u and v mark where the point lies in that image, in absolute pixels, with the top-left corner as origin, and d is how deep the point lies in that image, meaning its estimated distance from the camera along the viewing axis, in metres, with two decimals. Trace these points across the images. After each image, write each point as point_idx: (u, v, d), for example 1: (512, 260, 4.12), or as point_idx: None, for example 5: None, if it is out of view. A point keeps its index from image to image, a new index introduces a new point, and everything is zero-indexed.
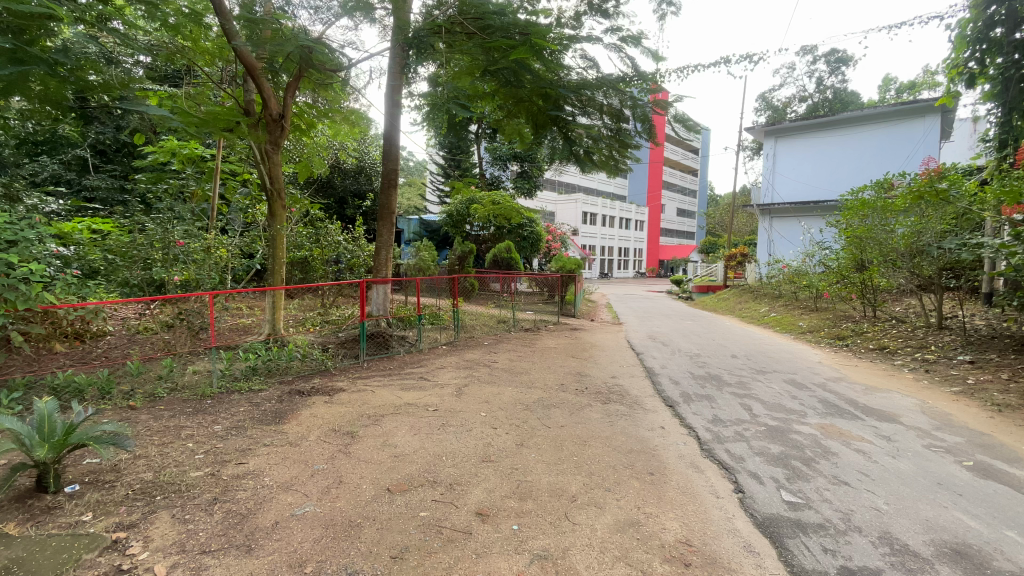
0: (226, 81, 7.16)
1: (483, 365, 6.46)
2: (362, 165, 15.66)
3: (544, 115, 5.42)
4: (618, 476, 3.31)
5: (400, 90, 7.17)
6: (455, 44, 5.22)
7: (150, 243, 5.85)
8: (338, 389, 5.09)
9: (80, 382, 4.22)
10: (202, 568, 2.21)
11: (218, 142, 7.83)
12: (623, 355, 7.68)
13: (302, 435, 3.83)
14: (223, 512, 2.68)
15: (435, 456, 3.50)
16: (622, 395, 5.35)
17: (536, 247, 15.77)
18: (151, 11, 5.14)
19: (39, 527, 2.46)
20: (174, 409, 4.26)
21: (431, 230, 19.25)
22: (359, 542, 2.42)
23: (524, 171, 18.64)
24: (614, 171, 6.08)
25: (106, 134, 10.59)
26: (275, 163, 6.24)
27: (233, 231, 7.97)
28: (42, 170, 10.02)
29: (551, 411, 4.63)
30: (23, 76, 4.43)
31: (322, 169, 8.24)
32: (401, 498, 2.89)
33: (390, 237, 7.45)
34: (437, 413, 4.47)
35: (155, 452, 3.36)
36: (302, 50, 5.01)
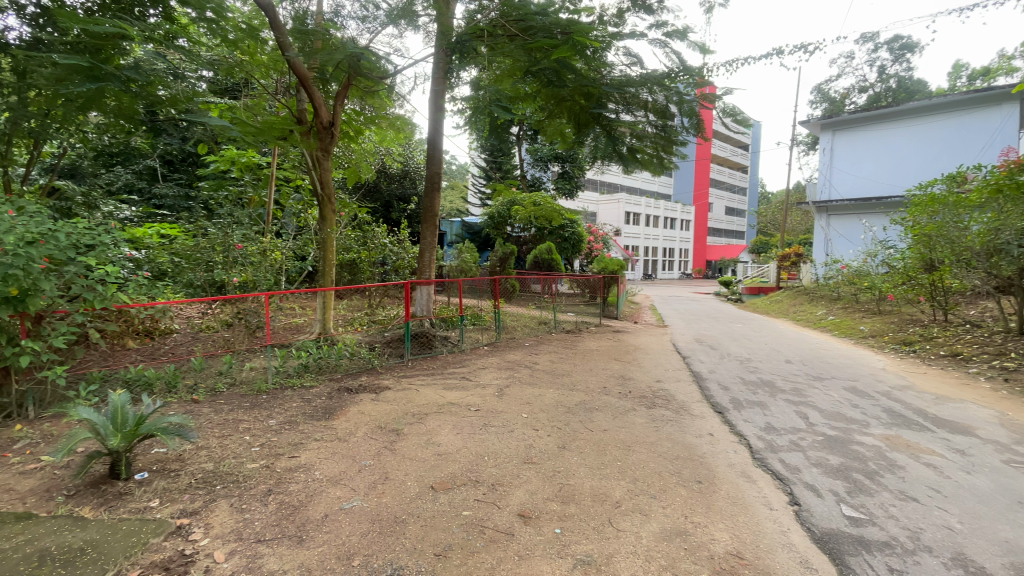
0: (280, 93, 7.49)
1: (525, 366, 6.46)
2: (407, 168, 16.12)
3: (587, 114, 5.34)
4: (664, 483, 3.22)
5: (444, 95, 7.27)
6: (497, 46, 5.25)
7: (213, 247, 6.31)
8: (384, 387, 5.23)
9: (150, 376, 4.53)
10: (257, 556, 2.31)
11: (274, 151, 8.20)
12: (668, 358, 7.48)
13: (350, 431, 3.94)
14: (277, 503, 2.80)
15: (478, 456, 3.52)
16: (667, 400, 5.22)
17: (577, 247, 15.66)
18: (213, 27, 5.49)
19: (112, 511, 2.65)
20: (233, 403, 4.50)
21: (474, 232, 19.44)
22: (404, 539, 2.46)
23: (565, 172, 18.66)
24: (658, 170, 5.81)
25: (172, 145, 11.33)
26: (326, 169, 6.46)
27: (287, 234, 8.38)
28: (117, 179, 10.85)
29: (593, 414, 4.57)
30: (100, 92, 4.84)
31: (370, 173, 8.41)
32: (444, 496, 2.92)
33: (434, 239, 7.56)
34: (479, 413, 4.50)
35: (215, 443, 3.56)
36: (351, 57, 5.21)
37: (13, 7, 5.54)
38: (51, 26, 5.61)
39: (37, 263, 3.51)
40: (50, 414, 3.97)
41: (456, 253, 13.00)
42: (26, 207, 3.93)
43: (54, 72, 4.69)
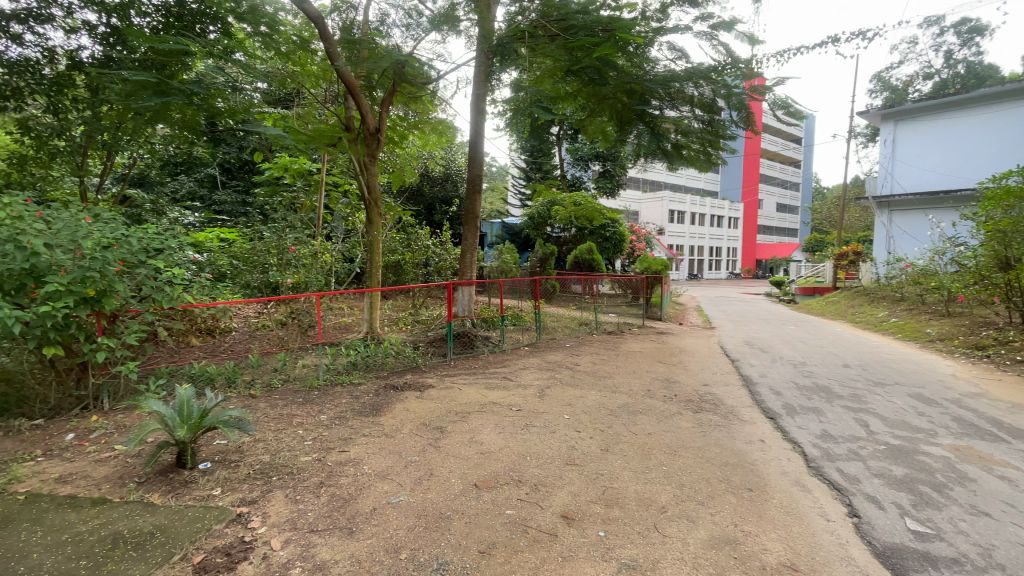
0: (329, 101, 7.77)
1: (567, 367, 6.44)
2: (449, 172, 16.43)
3: (629, 111, 5.28)
4: (713, 489, 3.13)
5: (485, 98, 7.34)
6: (537, 47, 5.18)
7: (268, 250, 6.62)
8: (428, 385, 5.35)
9: (212, 372, 4.85)
10: (311, 545, 2.42)
11: (324, 158, 8.52)
12: (715, 361, 7.26)
13: (396, 428, 4.06)
14: (328, 495, 2.92)
15: (521, 456, 3.53)
16: (715, 404, 5.06)
17: (619, 247, 15.43)
18: (267, 41, 5.81)
19: (179, 498, 2.83)
20: (287, 398, 4.73)
21: (514, 233, 19.48)
22: (449, 535, 2.51)
23: (606, 171, 18.47)
24: (705, 167, 5.76)
25: (230, 154, 11.95)
26: (372, 174, 6.65)
27: (336, 238, 8.68)
28: (181, 188, 11.52)
29: (637, 417, 4.50)
30: (166, 106, 5.17)
31: (414, 177, 8.49)
32: (488, 494, 2.95)
33: (475, 240, 7.66)
34: (520, 413, 4.52)
35: (272, 436, 3.75)
36: (396, 64, 5.36)
37: (86, 28, 6.05)
38: (119, 43, 6.11)
39: (111, 266, 3.80)
40: (123, 406, 4.29)
41: (496, 254, 13.11)
42: (103, 214, 4.25)
43: (128, 88, 5.07)
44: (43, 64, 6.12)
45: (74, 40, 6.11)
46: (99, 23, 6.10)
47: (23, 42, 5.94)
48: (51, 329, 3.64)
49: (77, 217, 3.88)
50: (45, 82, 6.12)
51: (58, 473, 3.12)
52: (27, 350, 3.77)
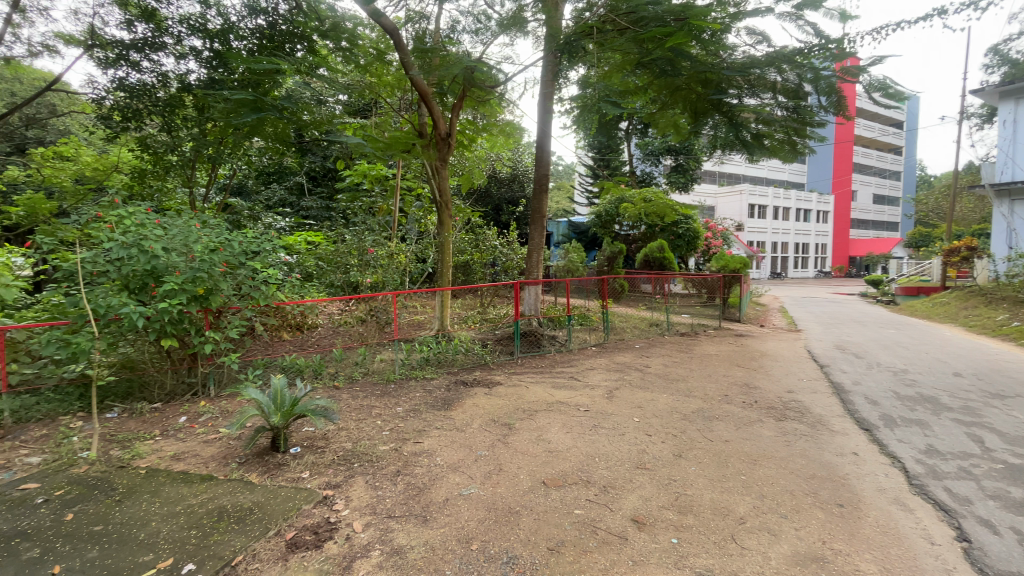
0: (403, 109, 8.09)
1: (636, 369, 6.29)
2: (516, 172, 16.71)
3: (704, 101, 5.06)
4: (797, 502, 2.93)
5: (553, 97, 7.32)
6: (606, 42, 5.16)
7: (350, 251, 7.20)
8: (496, 382, 5.46)
9: (301, 364, 5.27)
10: (389, 530, 2.56)
11: (398, 163, 8.93)
12: (801, 366, 6.76)
13: (466, 422, 4.18)
14: (404, 483, 3.07)
15: (590, 456, 3.51)
16: (800, 412, 4.72)
17: (693, 245, 14.79)
18: (349, 56, 6.28)
19: (273, 478, 3.11)
20: (367, 390, 5.04)
21: (580, 232, 19.25)
22: (519, 529, 2.55)
23: (679, 165, 17.76)
24: (789, 158, 5.32)
25: (315, 163, 12.88)
26: (444, 177, 6.89)
27: (410, 238, 9.07)
28: (274, 196, 12.57)
29: (713, 423, 4.30)
30: (262, 121, 5.68)
31: (482, 179, 8.75)
32: (556, 493, 2.96)
33: (542, 239, 7.68)
34: (588, 413, 4.49)
35: (353, 425, 4.01)
36: (466, 70, 5.54)
37: (193, 53, 6.77)
38: (220, 65, 6.77)
39: (216, 267, 4.25)
40: (226, 393, 4.77)
41: (563, 254, 13.08)
42: (209, 220, 4.70)
43: (229, 106, 5.59)
44: (157, 88, 6.83)
45: (183, 64, 6.85)
46: (203, 47, 6.80)
47: (142, 69, 6.74)
48: (168, 323, 4.12)
49: (188, 223, 4.33)
50: (159, 104, 6.92)
51: (174, 451, 3.53)
52: (148, 342, 4.29)
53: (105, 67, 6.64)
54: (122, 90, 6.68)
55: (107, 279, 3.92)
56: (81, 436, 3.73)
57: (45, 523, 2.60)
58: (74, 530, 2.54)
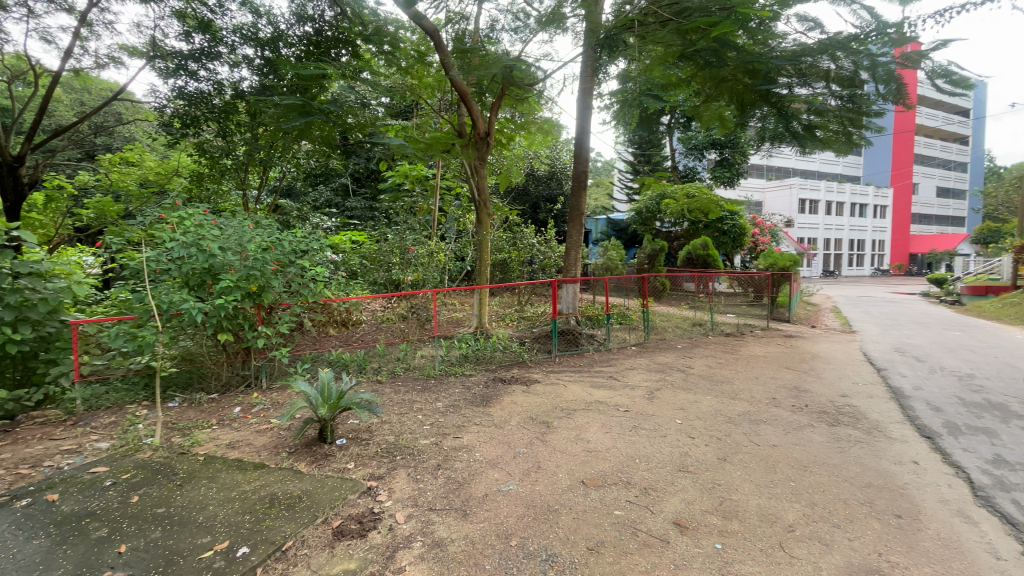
0: (442, 109, 8.19)
1: (678, 369, 6.14)
2: (554, 170, 16.65)
3: (751, 92, 4.86)
4: (851, 512, 2.79)
5: (592, 92, 7.25)
6: (648, 35, 5.01)
7: (392, 251, 7.48)
8: (534, 380, 5.47)
9: (346, 360, 5.43)
10: (430, 522, 2.62)
11: (438, 163, 9.08)
12: (855, 369, 6.42)
13: (505, 419, 4.21)
14: (444, 477, 3.13)
15: (630, 458, 3.46)
16: (855, 418, 4.48)
17: (739, 242, 14.28)
18: (391, 59, 6.40)
19: (321, 468, 3.23)
20: (408, 385, 5.17)
21: (620, 229, 18.93)
22: (558, 528, 2.55)
23: (724, 159, 17.20)
24: (843, 150, 5.05)
25: (359, 165, 13.28)
26: (482, 176, 6.94)
27: (450, 237, 9.19)
28: (321, 197, 13.05)
29: (759, 427, 4.15)
30: (309, 125, 5.92)
31: (520, 177, 8.57)
32: (595, 493, 2.94)
33: (580, 238, 7.63)
34: (628, 414, 4.42)
35: (395, 419, 4.12)
36: (505, 69, 5.56)
37: (246, 61, 7.11)
38: (270, 72, 7.08)
39: (268, 266, 4.46)
40: (277, 385, 4.99)
41: (602, 252, 12.92)
42: (261, 221, 4.92)
43: (279, 111, 5.84)
44: (213, 95, 7.22)
45: (236, 72, 7.20)
46: (255, 55, 7.13)
47: (199, 77, 7.13)
48: (224, 319, 4.34)
49: (242, 224, 4.55)
50: (215, 110, 7.30)
51: (228, 440, 3.73)
52: (205, 336, 4.55)
53: (166, 77, 7.06)
54: (181, 98, 7.08)
55: (170, 277, 4.18)
56: (145, 424, 3.99)
57: (113, 504, 2.79)
58: (139, 512, 2.71)
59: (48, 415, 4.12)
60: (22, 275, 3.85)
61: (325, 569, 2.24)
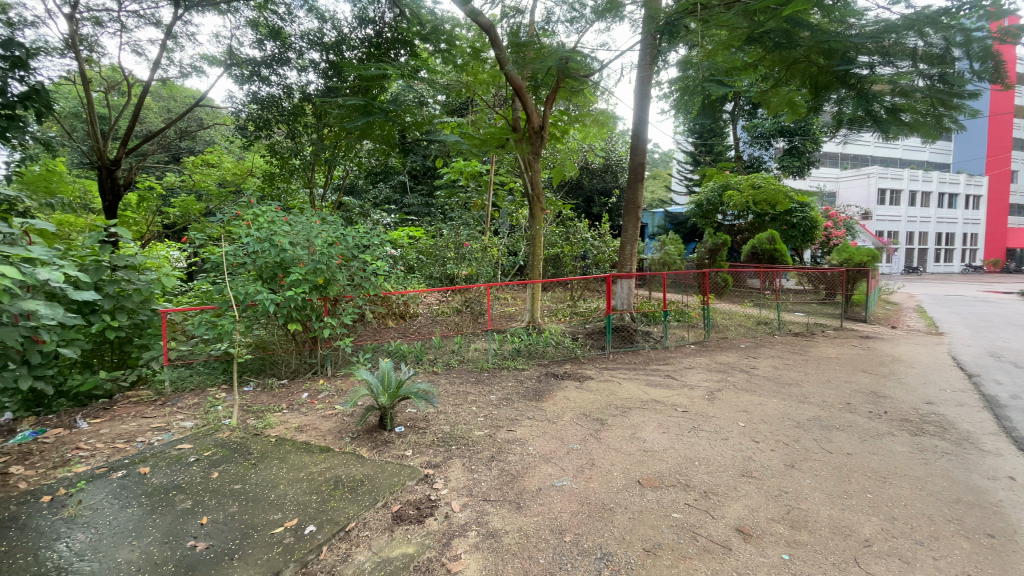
0: (497, 104, 8.24)
1: (741, 370, 5.86)
2: (609, 163, 16.38)
3: (826, 74, 4.46)
4: (936, 529, 2.56)
5: (650, 81, 7.05)
6: (711, 18, 4.87)
7: (447, 245, 7.71)
8: (588, 376, 5.41)
9: (404, 349, 5.64)
10: (485, 512, 2.66)
11: (492, 158, 9.15)
12: (943, 375, 5.86)
13: (558, 414, 4.19)
14: (498, 469, 3.17)
15: (688, 459, 3.35)
16: (941, 427, 4.10)
17: (809, 235, 13.40)
18: (448, 56, 6.46)
19: (380, 454, 3.36)
20: (462, 377, 5.28)
21: (678, 223, 18.31)
22: (613, 526, 2.51)
23: (793, 147, 16.21)
24: (932, 134, 4.48)
25: (417, 162, 13.64)
26: (536, 171, 6.92)
27: (503, 232, 9.24)
28: (381, 194, 13.53)
29: (831, 434, 3.88)
30: (370, 124, 6.16)
31: (573, 171, 8.68)
32: (652, 493, 2.87)
33: (636, 231, 7.43)
34: (686, 414, 4.27)
35: (451, 410, 4.21)
36: (561, 61, 5.47)
37: (312, 65, 7.46)
38: (334, 74, 7.39)
39: (333, 260, 4.67)
40: (341, 372, 5.25)
41: (659, 246, 12.57)
42: (327, 217, 5.16)
43: (342, 112, 6.14)
44: (283, 99, 7.65)
45: (304, 76, 7.59)
46: (321, 60, 7.47)
47: (271, 82, 7.55)
48: (293, 309, 4.60)
49: (309, 220, 4.78)
50: (285, 113, 7.72)
51: (297, 424, 3.96)
52: (277, 326, 4.84)
53: (241, 83, 7.53)
54: (254, 102, 7.55)
55: (246, 270, 4.48)
56: (224, 405, 4.32)
57: (196, 479, 3.04)
58: (218, 487, 2.94)
59: (141, 396, 4.53)
60: (119, 268, 4.21)
61: (384, 552, 2.33)
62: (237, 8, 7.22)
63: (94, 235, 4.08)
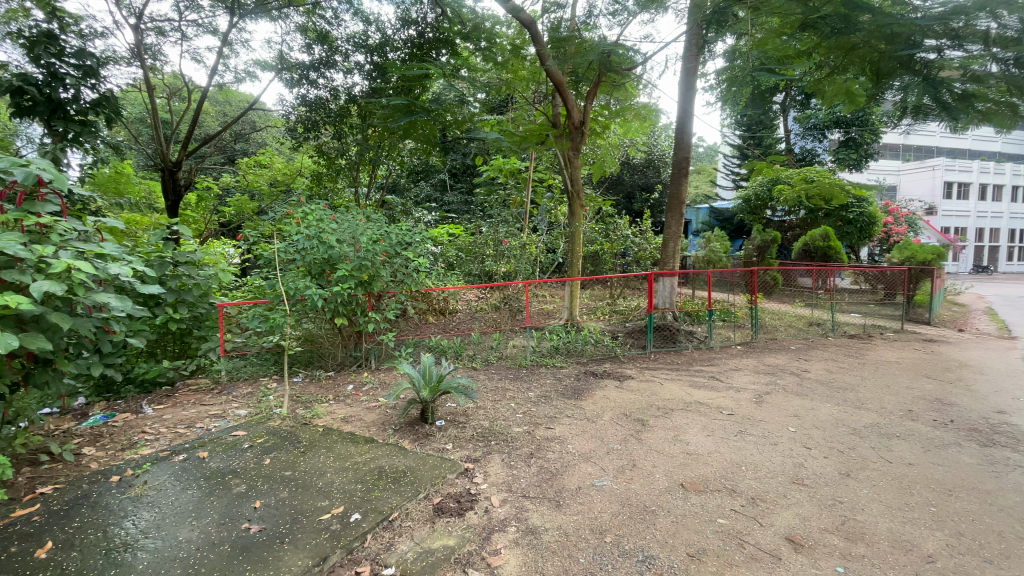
0: (538, 101, 8.23)
1: (791, 373, 5.61)
2: (651, 157, 16.04)
3: (889, 60, 4.06)
4: (1009, 547, 2.37)
5: (696, 73, 6.83)
6: (762, 6, 4.72)
7: (487, 243, 7.80)
8: (628, 376, 5.33)
9: (444, 345, 5.73)
10: (524, 509, 2.66)
11: (532, 155, 9.12)
12: (1018, 383, 5.42)
13: (597, 413, 4.15)
14: (538, 466, 3.17)
15: (734, 464, 3.24)
16: (1016, 439, 3.79)
17: (867, 232, 12.67)
18: (489, 53, 6.47)
19: (422, 447, 3.43)
20: (501, 373, 5.31)
21: (723, 219, 17.73)
22: (655, 529, 2.47)
23: (850, 138, 15.40)
24: (1007, 124, 3.97)
25: (457, 161, 13.81)
26: (576, 167, 6.85)
27: (542, 229, 9.21)
28: (422, 192, 13.78)
29: (890, 442, 3.67)
30: (413, 124, 6.30)
31: (615, 167, 8.53)
32: (697, 497, 2.80)
33: (679, 228, 7.23)
34: (732, 418, 4.13)
35: (490, 405, 4.25)
36: (603, 55, 5.38)
37: (357, 67, 7.66)
38: (379, 76, 7.56)
39: (377, 256, 4.78)
40: (384, 366, 5.38)
41: (703, 243, 12.20)
42: (371, 215, 5.29)
43: (387, 113, 6.32)
44: (330, 101, 7.92)
45: (349, 78, 7.81)
46: (365, 61, 7.66)
47: (318, 85, 7.83)
48: (340, 304, 4.75)
49: (355, 218, 4.92)
50: (332, 115, 7.98)
51: (343, 414, 4.09)
52: (324, 320, 5.02)
53: (291, 87, 7.84)
54: (304, 105, 7.86)
55: (296, 266, 4.67)
56: (275, 395, 4.52)
57: (250, 464, 3.20)
58: (270, 473, 3.08)
59: (199, 384, 4.80)
60: (180, 263, 4.50)
61: (426, 543, 2.38)
62: (287, 14, 7.52)
63: (159, 232, 4.35)
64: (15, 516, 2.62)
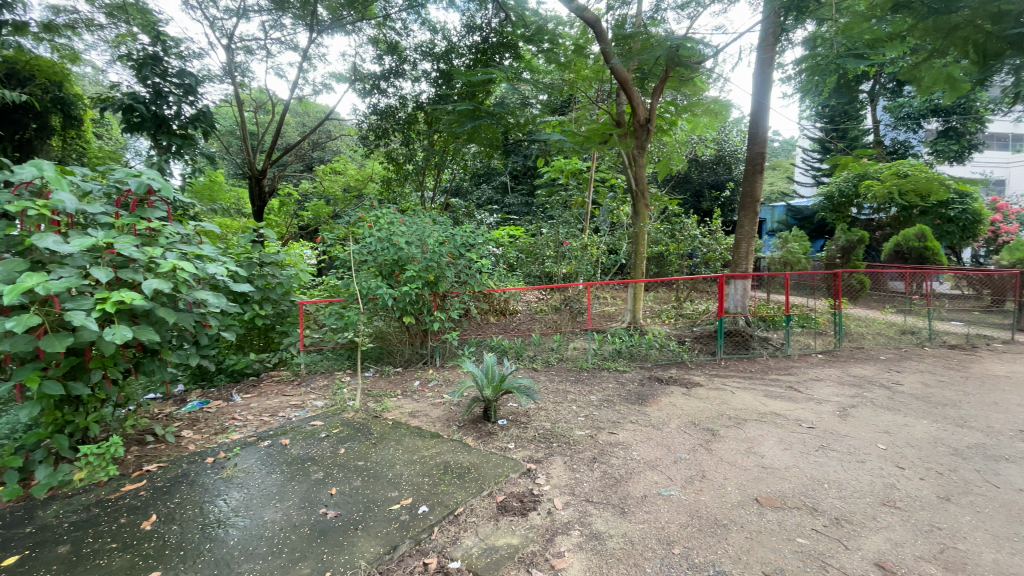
0: (601, 100, 8.13)
1: (880, 386, 5.15)
2: (721, 154, 15.34)
3: (997, 41, 3.56)
4: None
5: (773, 63, 6.46)
6: None
7: (549, 244, 7.83)
8: (696, 383, 5.12)
9: (506, 345, 5.83)
10: (588, 513, 2.64)
11: (594, 155, 8.99)
12: None
13: (663, 421, 4.02)
14: (601, 471, 3.13)
15: (815, 481, 3.02)
16: None
17: (972, 230, 11.36)
18: (552, 54, 6.47)
19: (486, 445, 3.49)
20: (562, 375, 5.30)
21: (802, 218, 16.58)
22: (727, 544, 2.36)
23: (950, 127, 13.92)
24: None
25: (518, 163, 13.90)
26: (640, 166, 6.65)
27: (604, 230, 9.07)
28: (484, 195, 13.99)
29: (1000, 466, 3.27)
30: (477, 128, 6.46)
31: (682, 164, 8.20)
32: (773, 514, 2.64)
33: (752, 228, 6.85)
34: (812, 431, 3.86)
35: (552, 407, 4.25)
36: (671, 50, 5.21)
37: (424, 75, 7.95)
38: (444, 82, 7.80)
39: (442, 257, 4.94)
40: (448, 364, 5.54)
41: (778, 244, 11.49)
42: (437, 218, 5.45)
43: (453, 118, 6.57)
44: (399, 108, 8.27)
45: (417, 86, 8.12)
46: (432, 69, 7.94)
47: (388, 93, 8.19)
48: (408, 304, 4.94)
49: (422, 221, 5.09)
50: (400, 122, 8.32)
51: (410, 409, 4.25)
52: (393, 318, 5.25)
53: (364, 96, 8.27)
54: (375, 113, 8.27)
55: (368, 266, 4.92)
56: (348, 389, 4.78)
57: (326, 453, 3.41)
58: (344, 462, 3.26)
59: (281, 375, 5.19)
60: (266, 264, 4.89)
61: (490, 540, 2.42)
62: (361, 28, 7.94)
63: (248, 234, 4.72)
64: (125, 489, 2.95)
